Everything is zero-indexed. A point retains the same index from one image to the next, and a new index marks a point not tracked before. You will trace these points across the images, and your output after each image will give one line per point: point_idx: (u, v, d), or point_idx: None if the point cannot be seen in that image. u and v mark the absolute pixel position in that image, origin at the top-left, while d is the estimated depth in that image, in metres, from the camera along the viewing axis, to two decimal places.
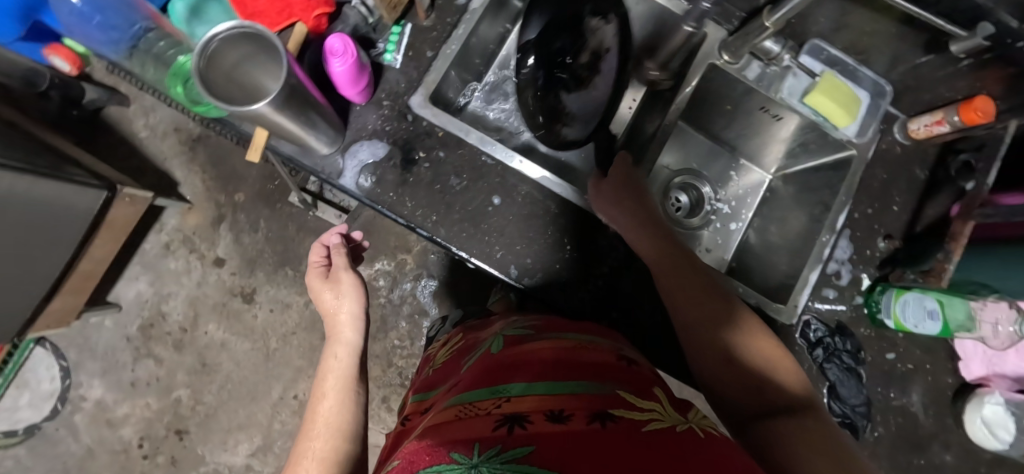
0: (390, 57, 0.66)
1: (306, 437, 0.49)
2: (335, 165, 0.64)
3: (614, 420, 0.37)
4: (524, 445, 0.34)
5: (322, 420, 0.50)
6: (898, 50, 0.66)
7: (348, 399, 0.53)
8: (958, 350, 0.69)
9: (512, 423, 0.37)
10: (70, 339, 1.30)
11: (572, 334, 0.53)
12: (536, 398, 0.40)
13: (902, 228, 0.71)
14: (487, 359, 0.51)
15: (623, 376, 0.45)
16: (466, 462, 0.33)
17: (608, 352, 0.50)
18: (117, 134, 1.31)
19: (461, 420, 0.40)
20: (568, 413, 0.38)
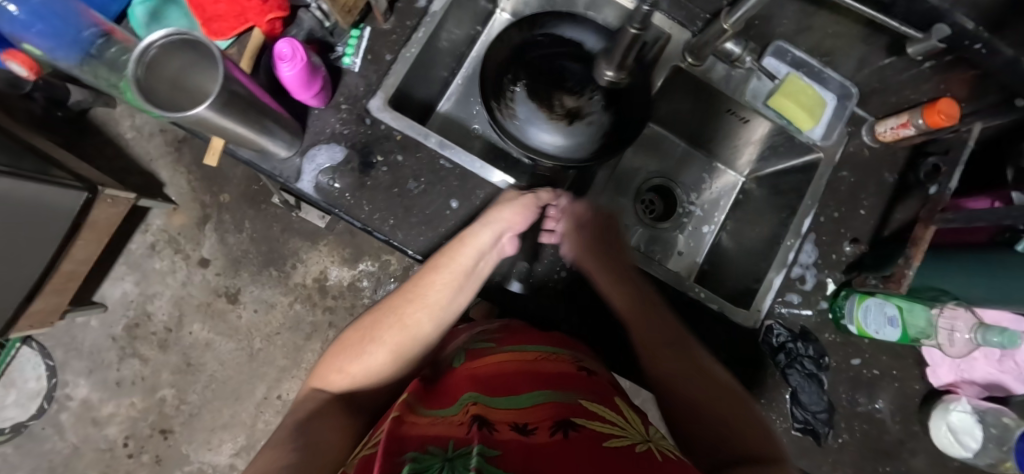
0: (349, 60, 0.66)
1: (405, 303, 0.55)
2: (294, 168, 0.65)
3: (576, 429, 0.36)
4: (491, 449, 0.33)
5: (416, 304, 0.55)
6: (864, 52, 0.65)
7: (446, 296, 0.56)
8: (926, 357, 0.68)
9: (481, 425, 0.36)
10: (57, 338, 1.32)
11: (527, 345, 0.52)
12: (498, 409, 0.40)
13: (870, 232, 0.70)
14: (452, 372, 0.50)
15: (584, 386, 0.45)
16: (439, 454, 0.33)
17: (567, 363, 0.49)
18: (103, 135, 1.32)
19: (428, 423, 0.39)
20: (532, 425, 0.37)
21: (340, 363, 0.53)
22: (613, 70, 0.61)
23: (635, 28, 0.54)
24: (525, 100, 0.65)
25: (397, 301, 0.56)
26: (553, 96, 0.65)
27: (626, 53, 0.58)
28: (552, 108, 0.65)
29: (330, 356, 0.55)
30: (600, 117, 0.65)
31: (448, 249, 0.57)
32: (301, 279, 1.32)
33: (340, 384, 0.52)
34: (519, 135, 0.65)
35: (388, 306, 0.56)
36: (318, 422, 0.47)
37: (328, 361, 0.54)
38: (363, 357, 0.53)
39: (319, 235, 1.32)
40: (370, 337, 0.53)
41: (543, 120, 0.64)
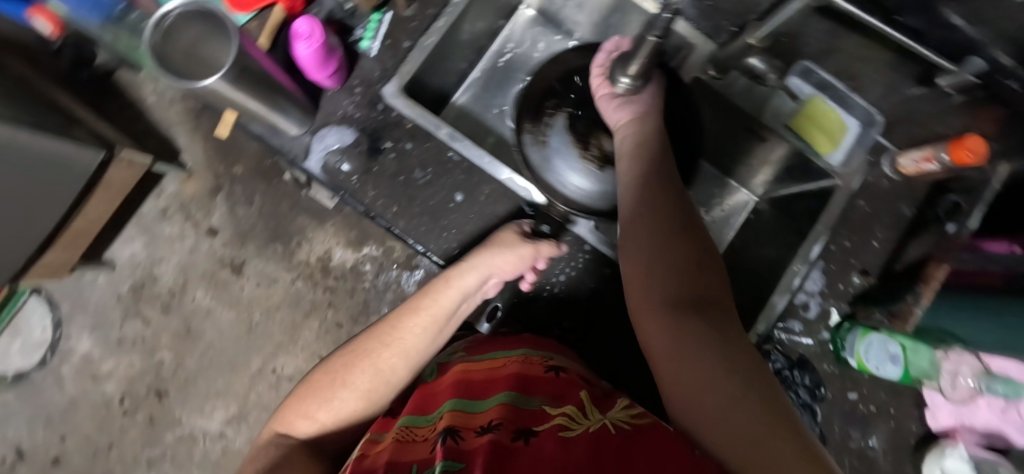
0: (367, 44, 0.67)
1: (378, 347, 0.51)
2: (303, 146, 0.65)
3: (536, 434, 0.36)
4: (454, 461, 0.33)
5: (388, 349, 0.51)
6: (892, 80, 0.62)
7: (424, 340, 0.53)
8: (926, 398, 0.66)
9: (446, 435, 0.37)
10: (65, 292, 1.34)
11: (504, 350, 0.53)
12: (466, 416, 0.40)
13: (880, 265, 0.68)
14: (421, 391, 0.51)
15: (547, 388, 0.45)
16: None
17: (535, 364, 0.49)
18: (126, 97, 1.34)
19: (397, 443, 0.40)
20: (497, 424, 0.38)
21: (306, 407, 0.49)
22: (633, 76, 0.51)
23: (656, 37, 0.45)
24: (562, 130, 0.60)
25: (369, 342, 0.52)
26: (593, 135, 0.60)
27: (647, 64, 0.51)
28: (588, 149, 0.59)
29: (294, 402, 0.50)
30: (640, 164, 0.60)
31: (430, 288, 0.56)
32: (305, 257, 1.33)
33: (305, 430, 0.48)
34: (543, 166, 0.59)
35: (357, 347, 0.52)
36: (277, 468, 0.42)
37: (292, 406, 0.50)
38: (332, 400, 0.49)
39: (327, 215, 1.33)
40: (339, 379, 0.50)
41: (572, 154, 0.59)
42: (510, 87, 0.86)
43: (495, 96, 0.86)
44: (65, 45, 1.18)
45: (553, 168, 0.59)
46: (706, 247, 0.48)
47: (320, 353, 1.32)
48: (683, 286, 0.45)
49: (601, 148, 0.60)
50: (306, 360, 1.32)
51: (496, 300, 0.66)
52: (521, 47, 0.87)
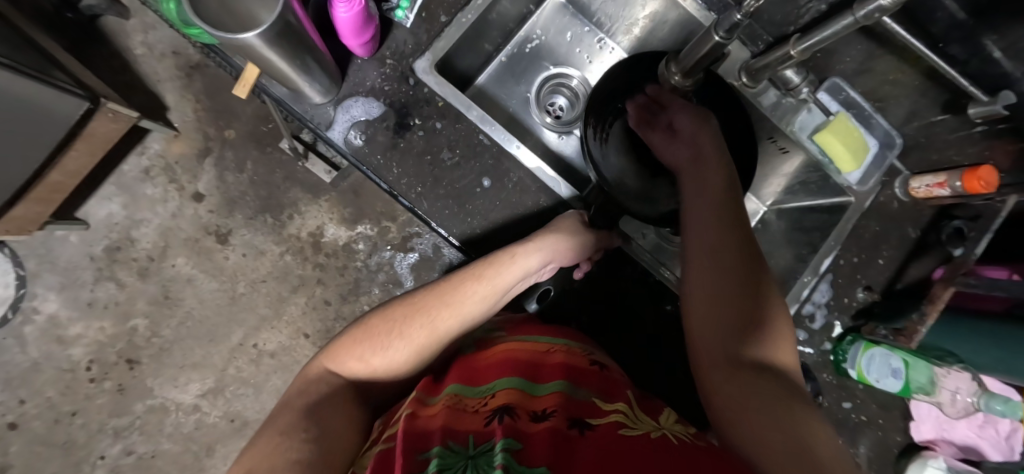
0: (402, 14, 0.63)
1: (439, 306, 0.53)
2: (327, 116, 0.62)
3: (592, 428, 0.37)
4: (513, 441, 0.34)
5: (447, 314, 0.53)
6: (915, 103, 0.66)
7: (481, 309, 0.55)
8: (913, 411, 0.69)
9: (501, 415, 0.38)
10: (32, 249, 1.26)
11: (542, 335, 0.53)
12: (518, 395, 0.41)
13: (884, 282, 0.70)
14: (466, 363, 0.52)
15: (599, 380, 0.45)
16: (462, 451, 0.34)
17: (579, 355, 0.49)
18: (111, 45, 1.26)
19: (450, 411, 0.41)
20: (550, 412, 0.38)
21: (358, 352, 0.51)
22: (681, 73, 0.52)
23: (721, 37, 0.45)
24: (617, 138, 0.62)
25: (431, 302, 0.53)
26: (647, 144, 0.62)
27: (697, 67, 0.50)
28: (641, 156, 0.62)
29: (345, 341, 0.53)
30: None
31: (497, 258, 0.56)
32: (296, 231, 1.29)
33: (353, 373, 0.51)
34: (600, 161, 0.60)
35: (418, 303, 0.54)
36: (328, 410, 0.46)
37: (343, 346, 0.52)
38: (387, 350, 0.51)
39: (322, 189, 1.29)
40: (397, 332, 0.51)
41: (622, 158, 0.61)
42: (535, 73, 0.87)
43: (517, 82, 0.87)
44: None
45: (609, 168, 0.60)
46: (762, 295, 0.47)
47: (306, 330, 1.28)
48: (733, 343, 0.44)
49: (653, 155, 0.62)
50: (290, 337, 1.29)
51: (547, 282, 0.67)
52: (548, 35, 0.87)
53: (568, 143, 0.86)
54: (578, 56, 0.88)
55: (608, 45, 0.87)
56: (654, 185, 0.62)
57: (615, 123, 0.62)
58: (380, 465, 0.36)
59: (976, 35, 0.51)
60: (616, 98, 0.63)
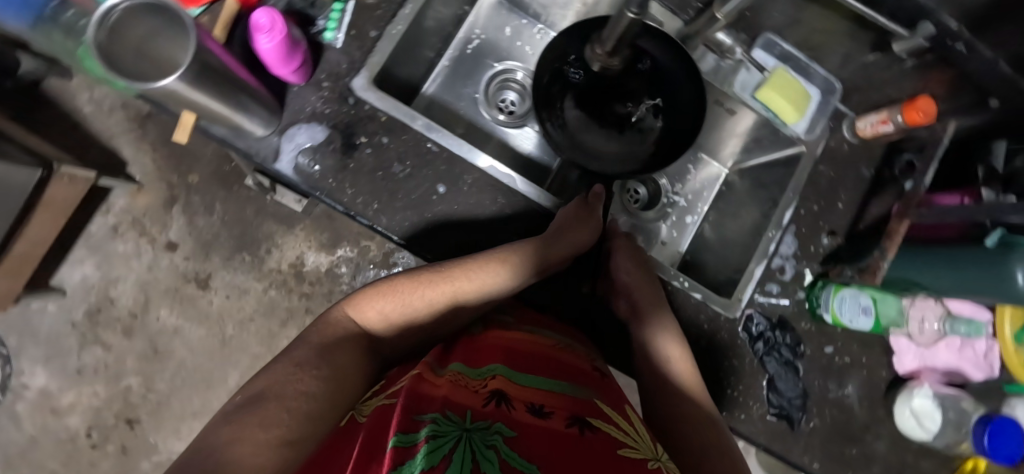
0: (331, 35, 0.63)
1: (464, 280, 0.55)
2: (272, 147, 0.61)
3: (592, 430, 0.38)
4: (509, 428, 0.34)
5: (471, 289, 0.56)
6: (848, 48, 0.67)
7: (500, 286, 0.57)
8: (893, 345, 0.71)
9: (499, 401, 0.38)
10: (11, 325, 1.25)
11: (542, 331, 0.55)
12: (519, 387, 0.41)
13: (846, 225, 0.72)
14: (472, 339, 0.54)
15: (598, 388, 0.48)
16: (459, 422, 0.33)
17: (583, 359, 0.52)
18: (58, 108, 1.24)
19: (449, 385, 0.40)
20: (548, 410, 0.39)
21: (380, 303, 0.53)
22: (607, 54, 0.52)
23: (633, 13, 0.44)
24: (574, 118, 0.63)
25: (454, 270, 0.56)
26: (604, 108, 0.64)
27: (619, 43, 0.50)
28: (605, 121, 0.64)
29: (367, 290, 0.55)
30: (653, 123, 0.64)
31: (522, 243, 0.59)
32: (276, 264, 1.28)
33: (371, 323, 0.53)
34: (568, 148, 0.61)
35: (446, 271, 0.56)
36: (343, 350, 0.47)
37: (366, 296, 0.54)
38: (407, 305, 0.54)
39: (296, 218, 1.28)
40: (423, 293, 0.54)
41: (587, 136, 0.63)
42: (481, 72, 0.87)
43: (465, 83, 0.87)
44: None
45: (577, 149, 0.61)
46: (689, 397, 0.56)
47: None
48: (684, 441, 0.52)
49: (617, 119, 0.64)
50: None
51: None
52: (488, 33, 0.87)
53: (524, 137, 0.87)
54: (521, 49, 0.88)
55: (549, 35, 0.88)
56: (627, 142, 0.64)
57: (567, 103, 0.63)
58: (377, 427, 0.34)
59: None
60: (556, 81, 0.63)
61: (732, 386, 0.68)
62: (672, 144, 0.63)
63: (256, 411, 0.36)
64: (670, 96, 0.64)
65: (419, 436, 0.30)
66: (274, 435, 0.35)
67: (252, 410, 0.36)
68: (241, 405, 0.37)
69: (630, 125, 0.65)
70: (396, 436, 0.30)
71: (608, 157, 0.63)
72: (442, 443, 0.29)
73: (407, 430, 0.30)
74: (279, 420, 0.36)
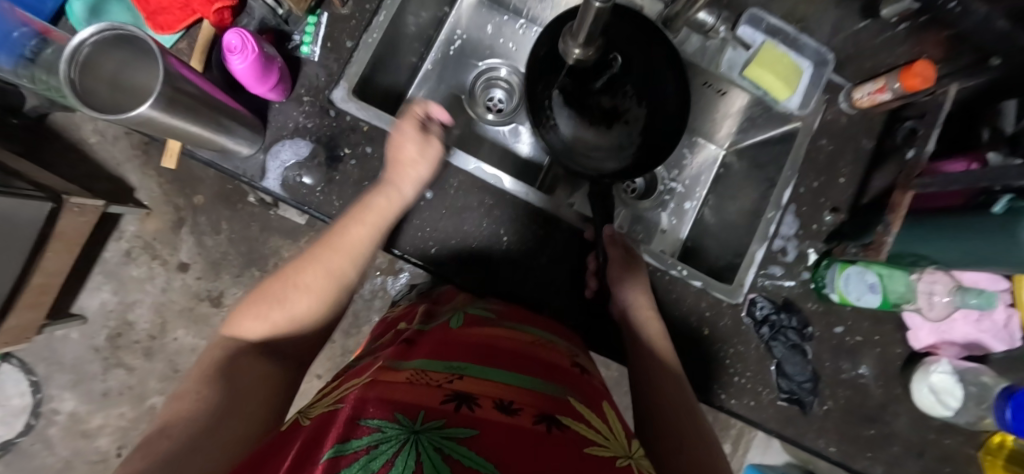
0: (307, 49, 0.63)
1: (327, 251, 0.52)
2: (258, 166, 0.61)
3: (560, 427, 0.36)
4: (466, 427, 0.32)
5: (345, 254, 0.52)
6: (838, 16, 0.65)
7: (367, 238, 0.54)
8: (906, 321, 0.68)
9: (461, 402, 0.35)
10: (36, 353, 1.28)
11: (524, 326, 0.53)
12: (485, 384, 0.38)
13: (849, 200, 0.70)
14: (443, 331, 0.49)
15: (576, 383, 0.45)
16: (408, 425, 0.31)
17: (561, 355, 0.49)
18: (64, 140, 1.26)
19: (407, 384, 0.36)
20: (517, 406, 0.36)
21: (254, 316, 0.46)
22: (582, 45, 0.51)
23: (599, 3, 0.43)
24: (564, 115, 0.61)
25: (317, 249, 0.52)
26: (588, 101, 0.62)
27: (592, 34, 0.49)
28: (589, 115, 0.62)
29: (243, 306, 0.48)
30: (637, 112, 0.63)
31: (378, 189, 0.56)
32: None
33: (258, 334, 0.46)
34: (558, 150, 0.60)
35: (318, 249, 0.52)
36: (233, 375, 0.40)
37: (241, 312, 0.47)
38: (286, 301, 0.48)
39: (300, 231, 1.30)
40: (299, 282, 0.49)
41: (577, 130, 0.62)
42: (466, 72, 0.87)
43: (450, 85, 0.86)
44: None
45: (564, 148, 0.61)
46: (671, 384, 0.54)
47: (317, 371, 1.21)
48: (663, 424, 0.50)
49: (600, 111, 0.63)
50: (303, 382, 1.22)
51: (505, 233, 0.63)
52: (470, 33, 0.87)
53: (514, 135, 0.86)
54: (504, 46, 0.88)
55: (531, 30, 0.87)
56: (612, 135, 0.63)
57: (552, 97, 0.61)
58: (319, 429, 0.31)
59: None
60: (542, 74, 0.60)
61: (738, 373, 0.66)
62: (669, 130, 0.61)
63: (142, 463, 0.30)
64: (654, 86, 0.62)
65: (356, 444, 0.28)
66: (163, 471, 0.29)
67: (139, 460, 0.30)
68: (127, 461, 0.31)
69: (614, 117, 0.63)
70: (332, 446, 0.28)
71: (597, 157, 0.61)
72: (382, 452, 0.28)
73: (346, 438, 0.29)
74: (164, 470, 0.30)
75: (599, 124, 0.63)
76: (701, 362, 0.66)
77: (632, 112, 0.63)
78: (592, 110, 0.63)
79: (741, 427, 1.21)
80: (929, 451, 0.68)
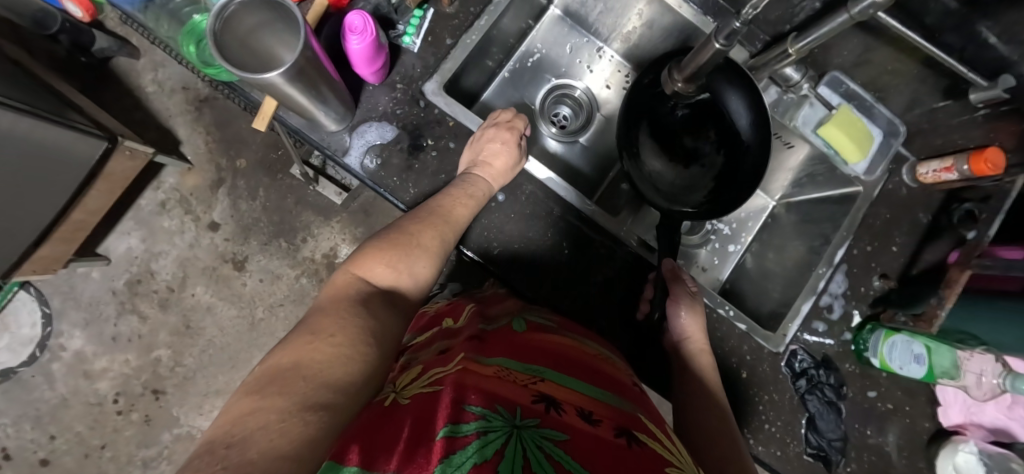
0: (408, 40, 0.65)
1: (436, 219, 0.53)
2: (342, 143, 0.63)
3: (640, 443, 0.33)
4: (559, 431, 0.30)
5: (451, 226, 0.54)
6: (916, 91, 0.68)
7: (465, 216, 0.56)
8: (939, 396, 0.69)
9: (550, 403, 0.33)
10: (55, 287, 1.29)
11: (590, 342, 0.51)
12: (567, 391, 0.36)
13: (899, 269, 0.71)
14: (512, 333, 0.46)
15: (643, 404, 0.42)
16: (508, 419, 0.29)
17: (625, 374, 0.48)
18: (123, 85, 1.29)
19: (496, 378, 0.35)
20: (597, 417, 0.33)
21: (381, 261, 0.46)
22: (684, 80, 0.54)
23: (721, 44, 0.45)
24: (652, 150, 0.67)
25: (425, 215, 0.53)
26: (675, 138, 0.68)
27: (698, 71, 0.51)
28: (672, 153, 0.68)
29: (369, 248, 0.48)
30: (715, 159, 0.67)
31: (477, 176, 0.59)
32: (310, 254, 1.31)
33: (382, 280, 0.46)
34: (639, 178, 0.65)
35: (428, 218, 0.53)
36: (367, 315, 0.39)
37: (366, 253, 0.47)
38: (408, 257, 0.48)
39: (333, 211, 1.31)
40: (417, 243, 0.50)
41: (661, 160, 0.68)
42: (538, 86, 0.90)
43: (521, 95, 0.89)
44: (62, 30, 1.10)
45: (648, 174, 0.66)
46: (712, 407, 0.54)
47: None
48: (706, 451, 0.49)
49: (682, 150, 0.68)
50: None
51: (565, 243, 0.65)
52: (549, 48, 0.89)
53: (574, 153, 0.89)
54: (579, 66, 0.90)
55: (607, 54, 0.90)
56: (689, 173, 0.68)
57: (642, 128, 0.67)
58: (423, 412, 0.30)
59: (971, 23, 0.55)
60: (636, 111, 0.66)
61: (770, 421, 0.67)
62: (746, 182, 0.64)
63: (290, 386, 0.29)
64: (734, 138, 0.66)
65: (468, 428, 0.28)
66: (309, 394, 0.29)
67: (279, 385, 0.29)
68: (263, 377, 0.30)
69: (692, 159, 0.68)
70: (446, 425, 0.28)
71: (678, 196, 0.66)
72: (492, 439, 0.27)
73: (456, 422, 0.28)
74: (315, 401, 0.28)
75: (680, 163, 0.68)
76: (733, 404, 0.67)
77: (712, 159, 0.68)
78: (678, 149, 0.68)
79: None
80: None
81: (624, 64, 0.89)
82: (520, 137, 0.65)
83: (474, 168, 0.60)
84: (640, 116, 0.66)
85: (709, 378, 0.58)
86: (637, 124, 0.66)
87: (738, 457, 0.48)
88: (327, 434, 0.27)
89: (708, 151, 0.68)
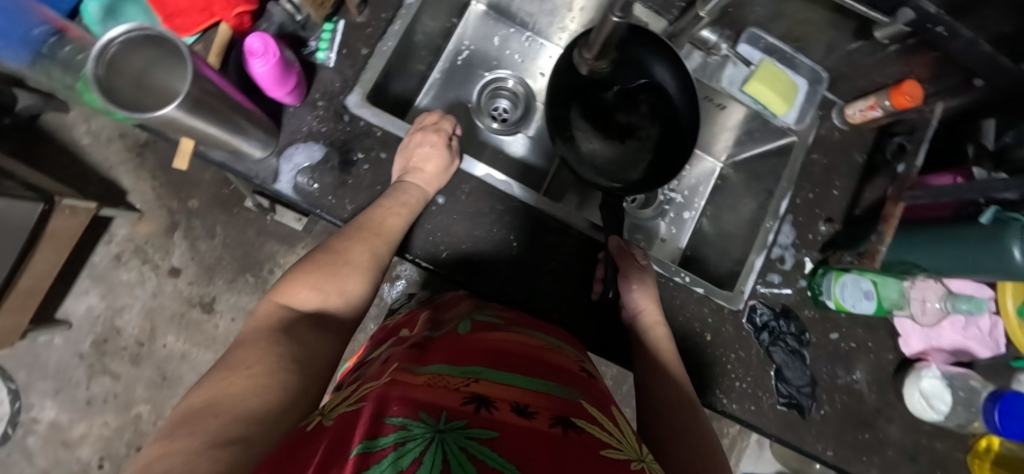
0: (323, 55, 0.64)
1: (366, 234, 0.52)
2: (270, 168, 0.61)
3: (576, 430, 0.33)
4: (486, 429, 0.29)
5: (383, 238, 0.53)
6: (832, 37, 0.69)
7: (397, 224, 0.55)
8: (899, 328, 0.71)
9: (479, 403, 0.32)
10: (18, 360, 1.24)
11: (538, 332, 0.51)
12: (502, 387, 0.36)
13: (843, 211, 0.73)
14: (454, 337, 0.46)
15: (587, 388, 0.42)
16: (432, 425, 0.29)
17: (572, 360, 0.48)
18: (56, 142, 1.24)
19: (427, 386, 0.34)
20: (532, 409, 0.33)
21: (307, 284, 0.46)
22: (595, 58, 0.53)
23: (618, 17, 0.45)
24: (586, 130, 0.67)
25: (355, 230, 0.53)
26: (608, 117, 0.68)
27: (605, 44, 0.51)
28: (608, 130, 0.68)
29: (294, 273, 0.47)
30: (650, 130, 0.68)
31: (408, 183, 0.58)
32: None
33: (309, 304, 0.45)
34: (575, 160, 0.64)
35: (356, 233, 0.52)
36: (290, 343, 0.39)
37: (293, 278, 0.46)
38: (337, 276, 0.48)
39: (297, 237, 1.30)
40: (345, 261, 0.49)
41: (596, 138, 0.67)
42: (472, 83, 0.89)
43: (457, 95, 0.88)
44: None
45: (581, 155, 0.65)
46: (669, 379, 0.55)
47: None
48: (663, 423, 0.50)
49: (617, 127, 0.68)
50: None
51: (512, 234, 0.65)
52: (477, 44, 0.89)
53: (519, 144, 0.88)
54: (510, 58, 0.90)
55: (536, 42, 0.90)
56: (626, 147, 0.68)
57: (574, 111, 0.67)
58: (344, 432, 0.30)
59: None
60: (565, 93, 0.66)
61: (740, 378, 0.68)
62: (684, 150, 0.65)
63: (196, 427, 0.28)
64: (668, 106, 0.67)
65: (385, 441, 0.27)
66: (220, 431, 0.28)
67: (187, 427, 0.28)
68: (173, 420, 0.29)
69: (629, 134, 0.69)
70: (362, 441, 0.27)
71: (617, 171, 0.66)
72: (411, 448, 0.27)
73: (373, 436, 0.27)
74: (224, 436, 0.28)
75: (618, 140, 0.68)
76: (702, 369, 0.67)
77: (648, 131, 0.68)
78: (614, 128, 0.68)
79: (736, 436, 1.22)
80: (922, 456, 0.70)
81: (554, 49, 0.90)
82: (449, 138, 0.65)
83: (405, 175, 0.60)
84: (569, 98, 0.66)
85: (665, 350, 0.58)
86: (569, 106, 0.66)
87: (693, 425, 0.49)
88: (239, 463, 0.26)
89: (642, 123, 0.68)
